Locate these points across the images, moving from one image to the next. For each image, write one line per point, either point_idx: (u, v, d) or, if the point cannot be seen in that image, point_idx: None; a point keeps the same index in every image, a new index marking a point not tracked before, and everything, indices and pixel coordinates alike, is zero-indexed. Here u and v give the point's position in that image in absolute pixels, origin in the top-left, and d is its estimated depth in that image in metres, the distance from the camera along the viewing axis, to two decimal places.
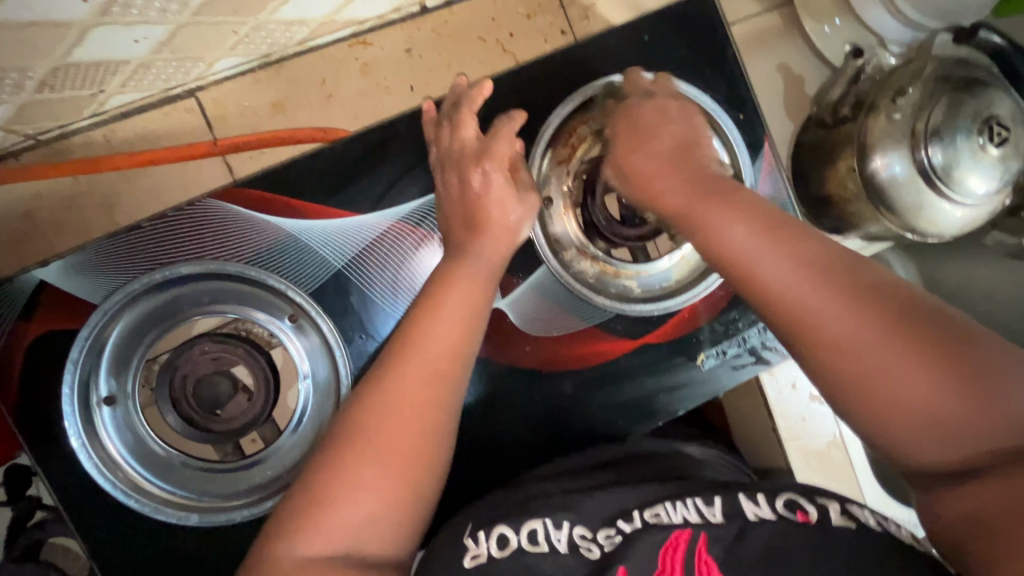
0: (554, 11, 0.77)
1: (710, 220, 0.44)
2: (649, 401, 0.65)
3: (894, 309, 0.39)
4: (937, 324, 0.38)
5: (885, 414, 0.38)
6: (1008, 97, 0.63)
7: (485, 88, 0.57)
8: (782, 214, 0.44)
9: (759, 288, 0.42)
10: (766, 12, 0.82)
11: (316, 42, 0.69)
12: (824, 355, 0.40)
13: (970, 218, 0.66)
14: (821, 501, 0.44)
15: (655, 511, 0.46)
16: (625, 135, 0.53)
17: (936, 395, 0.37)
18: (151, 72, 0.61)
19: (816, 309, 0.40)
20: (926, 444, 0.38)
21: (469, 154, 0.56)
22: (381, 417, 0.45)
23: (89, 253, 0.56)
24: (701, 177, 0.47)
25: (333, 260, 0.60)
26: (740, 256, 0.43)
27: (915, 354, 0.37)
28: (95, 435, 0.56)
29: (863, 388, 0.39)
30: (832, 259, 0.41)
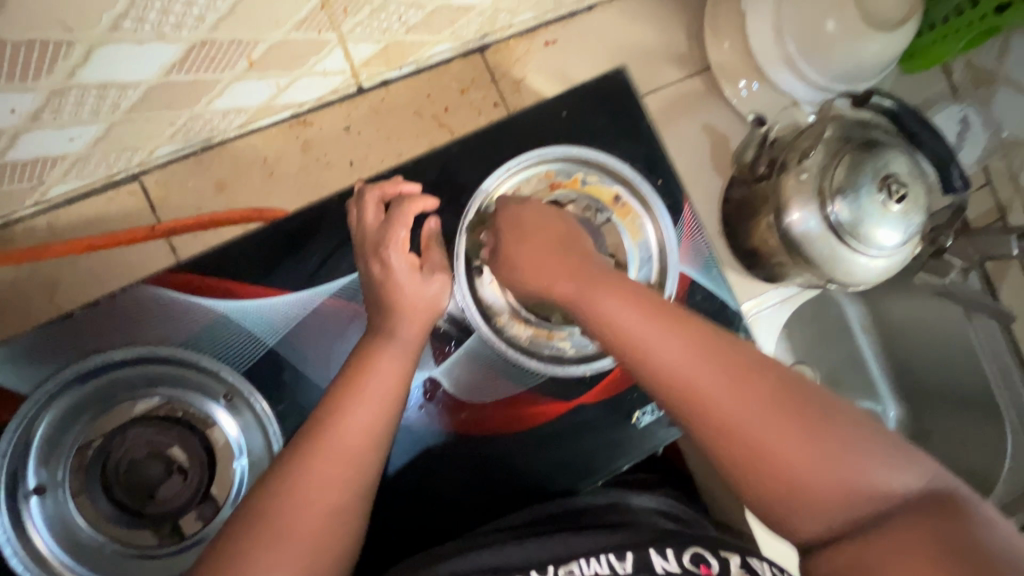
0: (487, 85, 0.81)
1: (608, 315, 0.48)
2: (588, 461, 0.66)
3: (771, 394, 0.44)
4: (803, 400, 0.44)
5: (770, 488, 0.43)
6: (904, 155, 0.68)
7: (407, 187, 0.60)
8: (666, 305, 0.49)
9: (657, 376, 0.46)
10: (690, 77, 0.87)
11: (255, 125, 0.72)
12: (716, 439, 0.44)
13: (885, 267, 0.70)
14: (725, 555, 0.48)
15: (569, 569, 0.49)
16: (510, 236, 0.57)
17: (804, 466, 0.42)
18: (91, 162, 0.64)
19: (704, 388, 0.44)
20: (800, 511, 0.42)
21: (369, 244, 0.58)
22: (289, 505, 0.47)
23: (19, 344, 0.57)
24: (588, 269, 0.52)
25: (265, 338, 0.61)
26: (637, 340, 0.46)
27: (788, 435, 0.43)
28: (23, 527, 0.55)
29: (749, 468, 0.43)
30: (715, 342, 0.46)
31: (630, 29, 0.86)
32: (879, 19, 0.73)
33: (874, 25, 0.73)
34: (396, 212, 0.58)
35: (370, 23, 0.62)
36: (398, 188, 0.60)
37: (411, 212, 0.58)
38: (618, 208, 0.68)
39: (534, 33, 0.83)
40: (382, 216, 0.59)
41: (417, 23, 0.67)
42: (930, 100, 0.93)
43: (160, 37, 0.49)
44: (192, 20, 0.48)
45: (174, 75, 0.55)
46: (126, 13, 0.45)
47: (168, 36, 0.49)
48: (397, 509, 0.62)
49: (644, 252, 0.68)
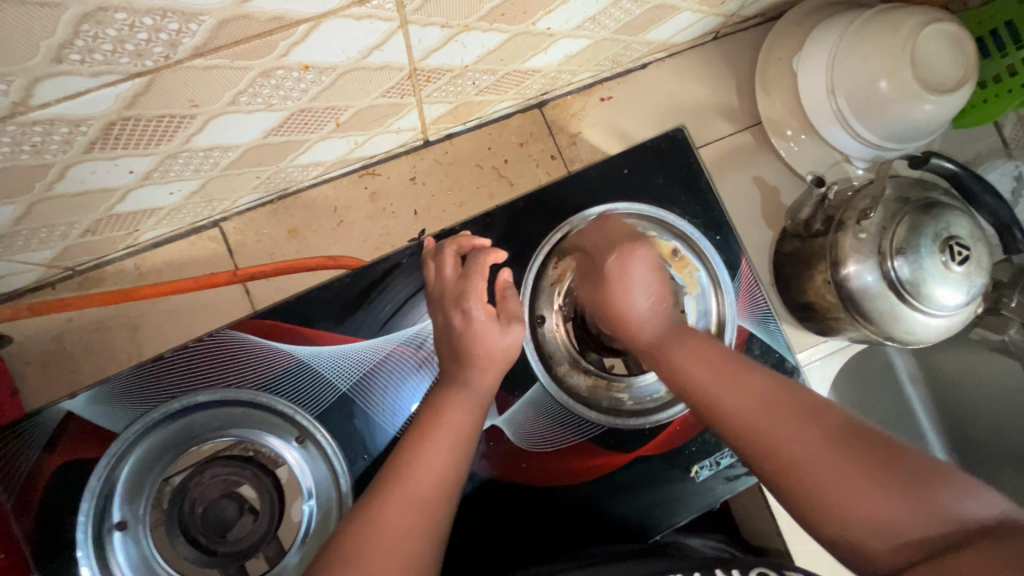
0: (545, 138, 0.86)
1: (681, 361, 0.53)
2: (645, 514, 0.66)
3: (831, 425, 0.47)
4: (866, 436, 0.46)
5: (841, 518, 0.44)
6: (965, 218, 0.68)
7: (481, 242, 0.65)
8: (734, 354, 0.54)
9: (724, 416, 0.50)
10: (740, 131, 0.91)
11: (329, 175, 0.77)
12: (782, 472, 0.46)
13: (945, 326, 0.70)
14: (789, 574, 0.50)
15: None
16: (612, 285, 0.58)
17: (871, 496, 0.43)
18: (182, 212, 0.69)
19: (768, 428, 0.47)
20: (874, 542, 0.43)
21: (449, 295, 0.61)
22: (366, 551, 0.47)
23: (114, 384, 0.60)
24: (669, 322, 0.57)
25: (337, 383, 0.64)
26: (705, 383, 0.51)
27: (852, 467, 0.44)
28: (105, 560, 0.57)
29: (819, 501, 0.44)
30: (776, 385, 0.50)
31: (680, 87, 0.90)
32: (934, 83, 0.73)
33: (930, 88, 0.73)
34: (472, 267, 0.61)
35: (448, 88, 0.66)
36: (472, 243, 0.65)
37: (486, 262, 0.61)
38: (676, 262, 0.69)
39: (590, 90, 0.87)
40: (459, 268, 0.63)
41: (488, 86, 0.71)
42: (981, 155, 0.93)
43: (267, 108, 0.53)
44: (297, 93, 0.52)
45: (270, 138, 0.59)
46: (245, 91, 0.48)
47: (275, 107, 0.53)
48: (451, 554, 0.62)
49: (700, 305, 0.69)
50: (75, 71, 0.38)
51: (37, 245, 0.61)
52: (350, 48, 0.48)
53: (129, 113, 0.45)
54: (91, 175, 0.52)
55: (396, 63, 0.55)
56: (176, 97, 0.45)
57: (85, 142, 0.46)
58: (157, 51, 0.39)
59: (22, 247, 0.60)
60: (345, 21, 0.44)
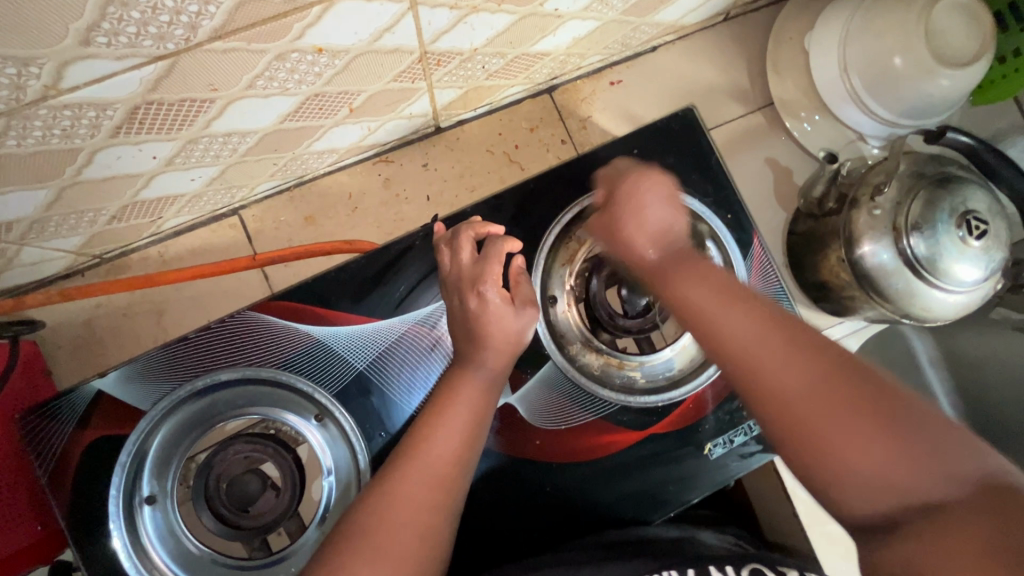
0: (555, 123, 0.86)
1: (680, 289, 0.52)
2: (657, 494, 0.66)
3: (828, 368, 0.45)
4: (867, 383, 0.44)
5: (824, 461, 0.43)
6: (983, 192, 0.67)
7: (496, 228, 0.66)
8: (739, 288, 0.51)
9: (718, 350, 0.48)
10: (751, 113, 0.90)
11: (344, 162, 0.78)
12: (769, 411, 0.45)
13: (963, 303, 0.69)
14: (782, 569, 0.51)
15: None
16: (620, 212, 0.58)
17: (859, 444, 0.42)
18: (202, 199, 0.70)
19: (762, 362, 0.46)
20: (857, 490, 0.42)
21: (465, 279, 0.61)
22: (384, 520, 0.49)
23: (141, 363, 0.62)
24: (677, 248, 0.55)
25: (355, 362, 0.65)
26: (702, 314, 0.50)
27: (842, 412, 0.43)
28: (136, 533, 0.60)
29: (804, 443, 0.44)
30: (777, 319, 0.48)
31: (690, 69, 0.90)
32: (949, 57, 0.72)
33: (946, 61, 0.72)
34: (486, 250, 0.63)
35: (458, 72, 0.67)
36: (487, 230, 0.66)
37: (503, 250, 0.63)
38: None
39: (600, 74, 0.88)
40: (476, 254, 0.64)
41: (497, 69, 0.71)
42: (1002, 131, 0.92)
43: (284, 92, 0.54)
44: (312, 77, 0.54)
45: (286, 123, 0.61)
46: (262, 74, 0.50)
47: (290, 91, 0.55)
48: (465, 534, 0.63)
49: None
50: (102, 54, 0.39)
51: (67, 230, 0.63)
52: (361, 31, 0.49)
53: (152, 97, 0.47)
54: (117, 160, 0.54)
55: (407, 46, 0.56)
56: (196, 79, 0.47)
57: (111, 127, 0.48)
58: (178, 34, 0.40)
59: (52, 234, 0.62)
60: (356, 2, 0.45)
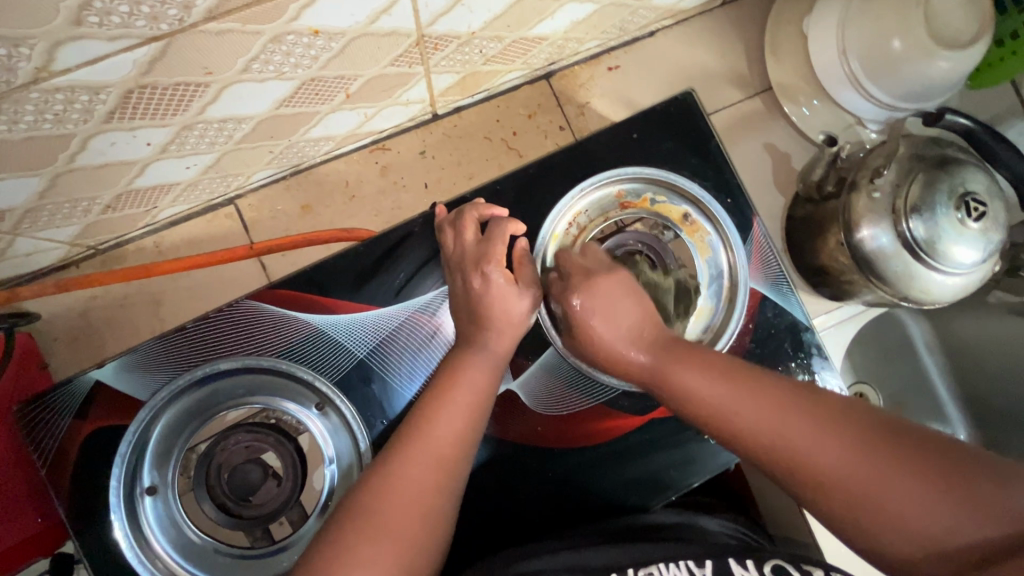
0: (553, 109, 0.86)
1: (682, 382, 0.53)
2: (659, 478, 0.66)
3: (852, 429, 0.45)
4: (894, 438, 0.44)
5: (885, 531, 0.42)
6: (981, 173, 0.67)
7: (500, 210, 0.65)
8: (736, 365, 0.53)
9: (744, 442, 0.49)
10: (750, 98, 0.90)
11: (341, 150, 0.78)
12: (814, 493, 0.45)
13: (961, 284, 0.69)
14: (808, 568, 0.48)
15: (650, 571, 0.49)
16: (591, 316, 0.58)
17: (910, 505, 0.41)
18: (198, 187, 0.70)
19: (790, 445, 0.46)
20: (924, 553, 0.41)
21: (469, 258, 0.62)
22: (388, 503, 0.48)
23: (139, 353, 0.62)
24: (663, 342, 0.56)
25: (355, 350, 0.65)
26: (715, 406, 0.51)
27: (883, 474, 0.42)
28: (138, 523, 0.59)
29: (858, 516, 0.43)
30: (789, 396, 0.49)
31: (688, 55, 0.90)
32: (948, 39, 0.72)
33: (944, 43, 0.72)
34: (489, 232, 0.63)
35: (455, 56, 0.66)
36: (491, 212, 0.65)
37: (507, 232, 0.62)
38: (687, 226, 0.70)
39: (597, 59, 0.87)
40: (479, 235, 0.64)
41: (495, 54, 0.71)
42: (998, 115, 0.92)
43: (279, 76, 0.54)
44: (308, 60, 0.53)
45: (283, 109, 0.60)
46: (257, 58, 0.49)
47: (286, 75, 0.54)
48: (467, 519, 0.64)
49: (712, 268, 0.70)
50: (95, 34, 0.39)
51: (61, 220, 0.62)
52: (358, 13, 0.49)
53: (145, 81, 0.46)
54: (111, 147, 0.53)
55: (404, 29, 0.55)
56: (190, 62, 0.46)
57: (105, 112, 0.47)
58: (172, 14, 0.40)
59: (46, 223, 0.61)
60: None
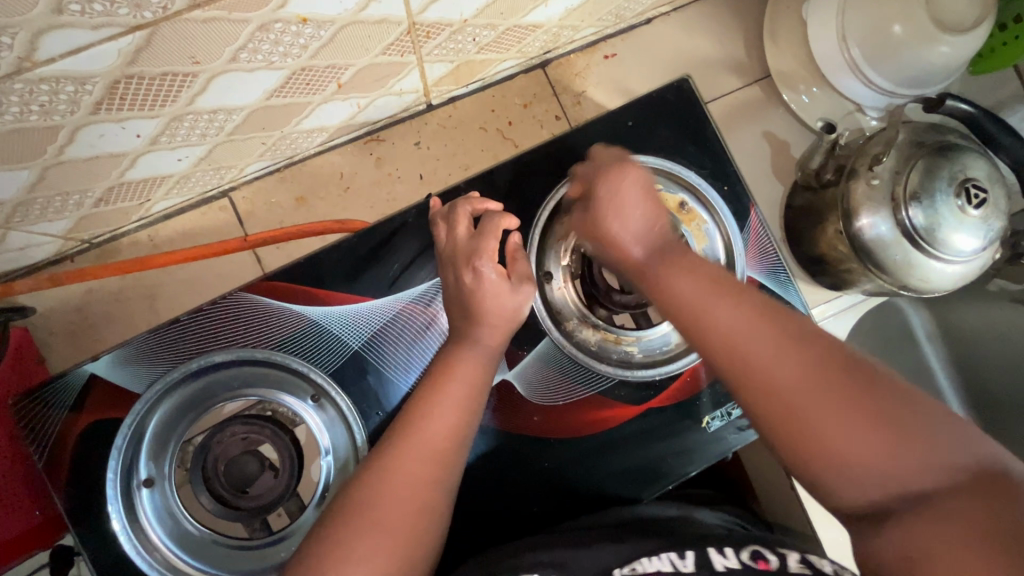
0: (549, 99, 0.85)
1: (670, 284, 0.50)
2: (656, 468, 0.66)
3: (819, 357, 0.44)
4: (858, 372, 0.43)
5: (817, 450, 0.42)
6: (982, 160, 0.66)
7: (493, 205, 0.65)
8: (732, 280, 0.50)
9: (709, 340, 0.47)
10: (749, 85, 0.89)
11: (335, 141, 0.77)
12: (759, 403, 0.44)
13: (960, 273, 0.68)
14: (783, 552, 0.48)
15: (633, 566, 0.49)
16: (605, 209, 0.56)
17: (852, 434, 0.41)
18: (191, 180, 0.69)
19: (754, 355, 0.45)
20: (851, 480, 0.41)
21: (461, 254, 0.61)
22: (381, 495, 0.48)
23: (134, 346, 0.62)
24: (664, 241, 0.54)
25: (350, 342, 0.65)
26: (693, 304, 0.48)
27: (835, 401, 0.42)
28: (135, 516, 0.60)
29: (796, 432, 0.43)
30: (770, 311, 0.47)
31: (686, 42, 0.88)
32: (950, 23, 0.71)
33: (946, 27, 0.70)
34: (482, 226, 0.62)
35: (448, 45, 0.65)
36: (485, 206, 0.65)
37: (500, 226, 0.61)
38: (684, 214, 0.69)
39: (594, 47, 0.86)
40: (472, 229, 0.63)
41: (489, 42, 0.70)
42: (1001, 101, 0.90)
43: (268, 66, 0.53)
44: (298, 49, 0.52)
45: (273, 99, 0.59)
46: (245, 47, 0.49)
47: (275, 65, 0.54)
48: (463, 510, 0.64)
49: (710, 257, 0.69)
50: (77, 23, 0.38)
51: (53, 214, 0.62)
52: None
53: (132, 71, 0.45)
54: (100, 138, 0.53)
55: (394, 17, 0.54)
56: (177, 51, 0.45)
57: (91, 103, 0.47)
58: (155, 2, 0.39)
59: (38, 217, 0.61)
60: None
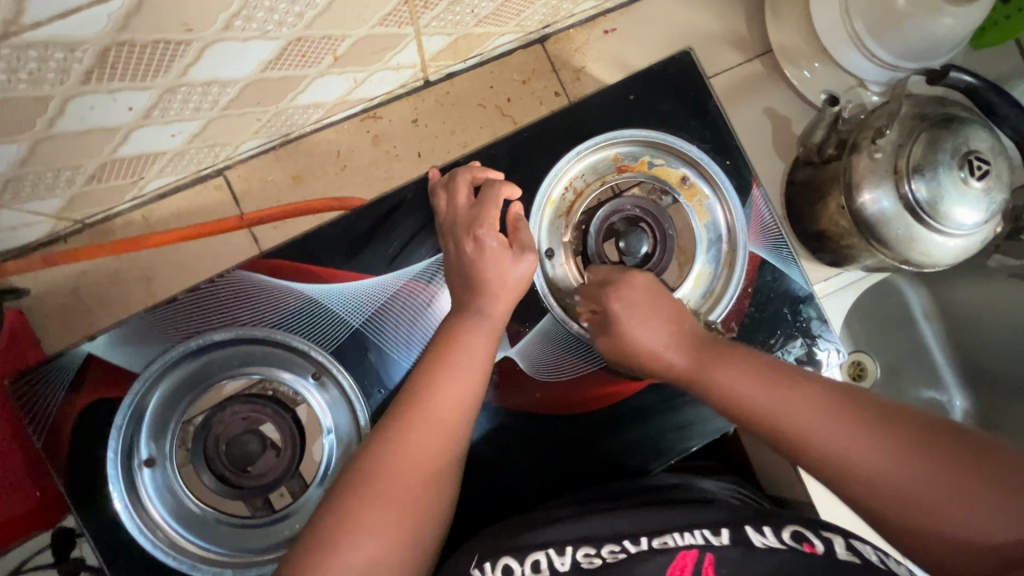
0: (548, 75, 0.84)
1: (723, 381, 0.52)
2: (658, 443, 0.66)
3: (898, 430, 0.43)
4: (945, 440, 0.42)
5: (933, 535, 0.40)
6: (985, 132, 0.66)
7: (494, 173, 0.64)
8: (782, 367, 0.51)
9: (786, 439, 0.47)
10: (750, 61, 0.88)
11: (331, 118, 0.76)
12: (858, 495, 0.43)
13: (962, 247, 0.68)
14: (827, 535, 0.46)
15: (664, 540, 0.48)
16: (630, 319, 0.58)
17: (963, 509, 0.39)
18: (185, 157, 0.68)
19: (834, 447, 0.45)
20: (986, 561, 0.38)
21: (462, 222, 0.61)
22: (390, 467, 0.48)
23: (131, 324, 0.61)
24: (704, 342, 0.56)
25: (351, 319, 0.64)
26: (755, 403, 0.49)
27: (933, 476, 0.41)
28: (137, 495, 0.59)
29: (905, 520, 0.41)
30: (834, 395, 0.47)
31: (687, 17, 0.87)
32: None
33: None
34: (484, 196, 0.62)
35: (445, 17, 0.64)
36: (486, 174, 0.64)
37: (501, 195, 0.62)
38: (685, 189, 0.69)
39: (593, 22, 0.85)
40: (472, 198, 0.63)
41: (487, 15, 0.69)
42: (1002, 76, 0.90)
43: (263, 36, 0.52)
44: (293, 17, 0.51)
45: (268, 72, 0.58)
46: (239, 13, 0.47)
47: (270, 34, 0.52)
48: (465, 485, 0.64)
49: (711, 233, 0.69)
50: None
51: (44, 191, 0.61)
52: None
53: (123, 38, 0.44)
54: (90, 111, 0.51)
55: None
56: (169, 17, 0.44)
57: (81, 72, 0.46)
58: None
59: (29, 194, 0.60)
60: None
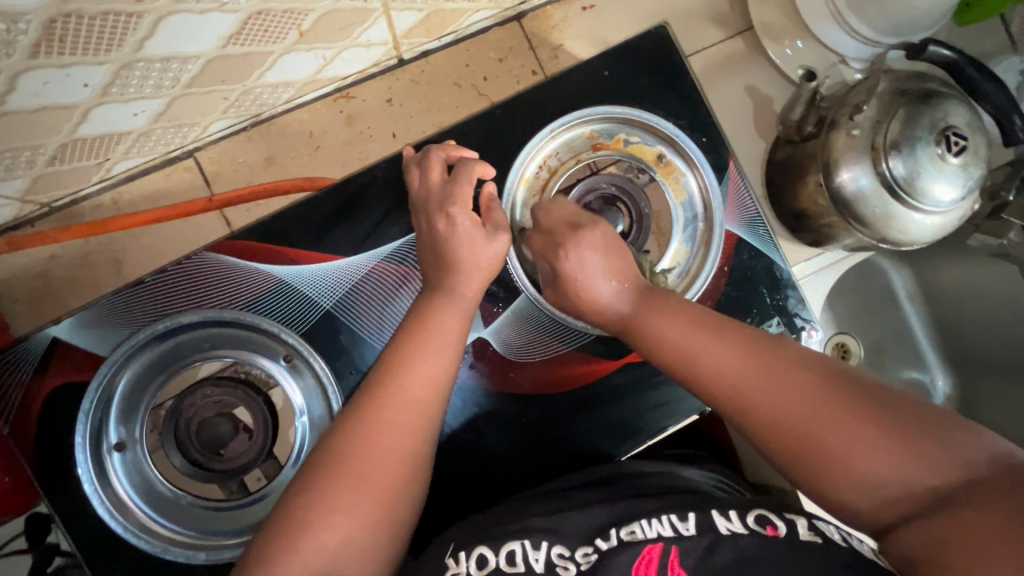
0: (525, 53, 0.82)
1: (656, 327, 0.53)
2: (634, 423, 0.66)
3: (809, 377, 0.45)
4: (849, 387, 0.43)
5: (825, 471, 0.42)
6: (963, 107, 0.65)
7: (469, 153, 0.63)
8: (711, 315, 0.52)
9: (704, 379, 0.48)
10: (731, 38, 0.86)
11: (302, 98, 0.74)
12: (762, 432, 0.45)
13: (941, 224, 0.68)
14: (790, 517, 0.46)
15: (631, 529, 0.48)
16: (579, 279, 0.58)
17: (856, 449, 0.41)
18: (151, 138, 0.66)
19: (748, 388, 0.46)
20: (865, 495, 0.40)
21: (434, 201, 0.60)
22: (360, 448, 0.48)
23: (96, 308, 0.60)
24: (643, 291, 0.56)
25: (322, 301, 0.64)
26: (681, 346, 0.50)
27: (832, 418, 0.42)
28: (107, 479, 0.59)
29: (804, 455, 0.43)
30: (756, 341, 0.48)
31: None
32: None
33: None
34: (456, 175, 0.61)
35: None
36: (461, 154, 0.63)
37: (475, 173, 0.60)
38: (661, 167, 0.68)
39: None
40: (446, 176, 0.62)
41: None
42: (987, 52, 0.89)
43: (221, 7, 0.50)
44: None
45: (230, 47, 0.56)
46: None
47: (228, 6, 0.51)
48: (441, 467, 0.63)
49: (687, 211, 0.68)
50: None
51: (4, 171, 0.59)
52: None
53: (69, 6, 0.43)
54: (44, 87, 0.50)
55: None
56: None
57: (27, 44, 0.44)
58: None
59: None
60: None
